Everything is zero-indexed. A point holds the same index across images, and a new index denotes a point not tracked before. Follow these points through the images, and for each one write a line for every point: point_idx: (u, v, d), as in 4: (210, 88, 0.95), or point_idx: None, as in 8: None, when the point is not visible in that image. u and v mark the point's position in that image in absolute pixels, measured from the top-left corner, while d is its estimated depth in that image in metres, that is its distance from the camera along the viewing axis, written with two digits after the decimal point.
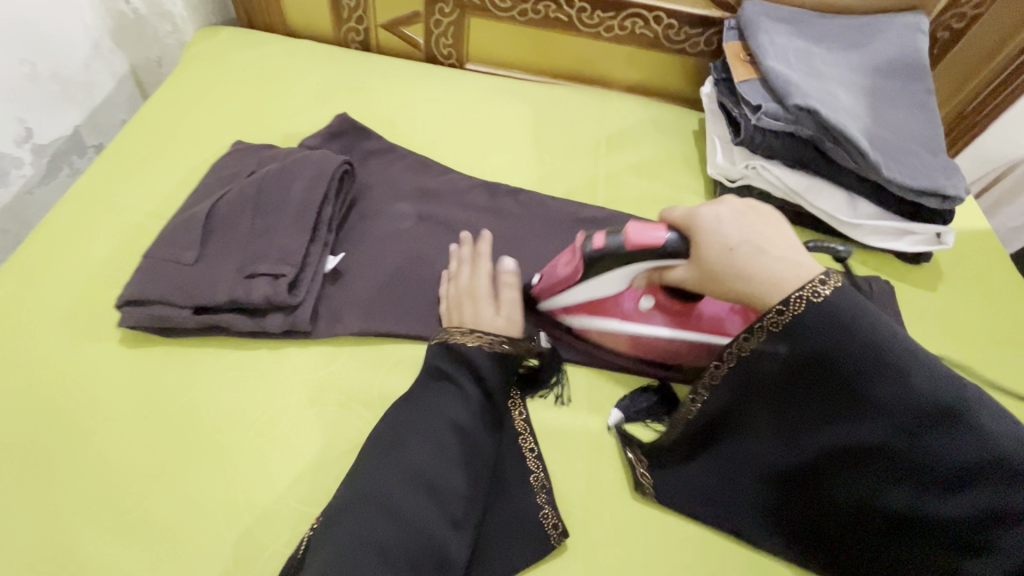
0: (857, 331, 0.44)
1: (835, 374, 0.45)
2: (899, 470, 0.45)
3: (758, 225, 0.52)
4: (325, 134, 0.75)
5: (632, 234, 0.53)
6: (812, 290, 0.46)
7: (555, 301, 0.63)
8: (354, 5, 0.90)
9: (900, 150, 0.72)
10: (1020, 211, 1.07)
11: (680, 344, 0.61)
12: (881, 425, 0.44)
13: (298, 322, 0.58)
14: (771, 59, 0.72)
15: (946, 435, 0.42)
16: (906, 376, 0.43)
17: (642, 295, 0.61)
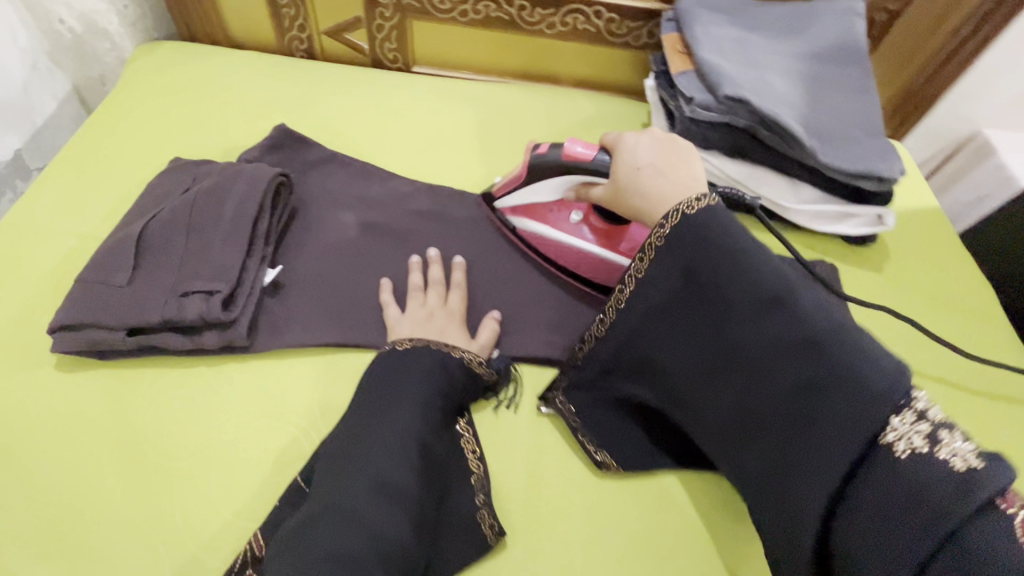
0: (715, 235, 0.48)
1: (701, 279, 0.49)
2: (753, 365, 0.46)
3: (673, 154, 0.58)
4: (264, 146, 0.75)
5: (568, 149, 0.63)
6: (688, 204, 0.50)
7: (506, 202, 0.72)
8: (294, 14, 0.89)
9: (837, 135, 0.72)
10: (972, 185, 1.06)
11: (597, 261, 0.68)
12: (740, 322, 0.47)
13: (234, 339, 0.58)
14: (705, 51, 0.72)
15: (778, 326, 0.45)
16: (755, 269, 0.47)
17: (576, 211, 0.69)
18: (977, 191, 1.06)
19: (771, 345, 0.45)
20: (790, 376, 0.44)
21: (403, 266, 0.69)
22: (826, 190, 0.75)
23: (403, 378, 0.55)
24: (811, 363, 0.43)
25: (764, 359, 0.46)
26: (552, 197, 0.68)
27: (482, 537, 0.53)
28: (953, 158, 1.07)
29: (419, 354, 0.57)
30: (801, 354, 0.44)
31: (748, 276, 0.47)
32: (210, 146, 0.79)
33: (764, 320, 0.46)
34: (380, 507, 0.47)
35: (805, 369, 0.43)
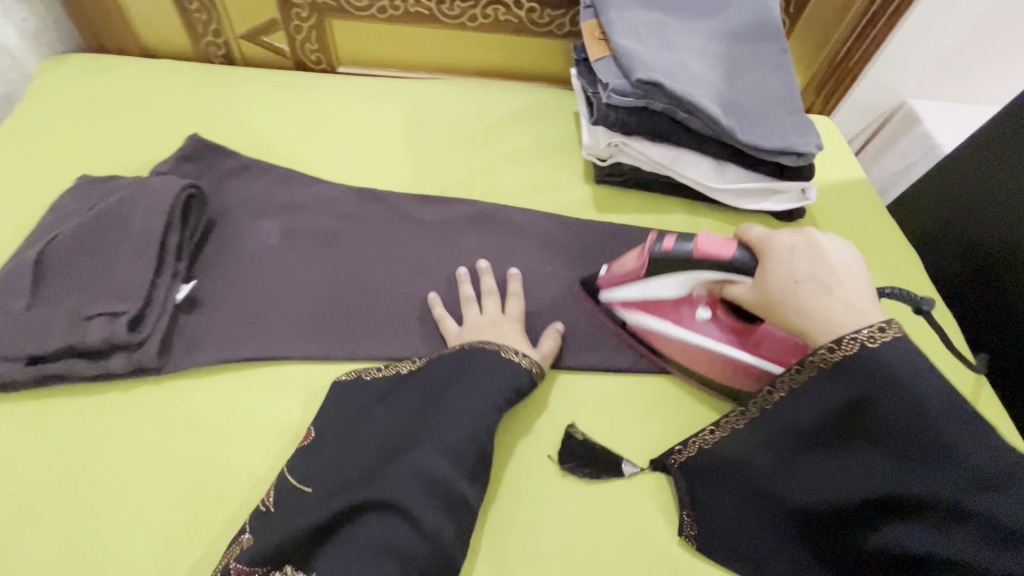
0: (901, 372, 0.45)
1: (879, 421, 0.46)
2: (922, 518, 0.45)
3: (843, 266, 0.53)
4: (177, 158, 0.72)
5: (702, 243, 0.57)
6: (869, 335, 0.47)
7: (613, 293, 0.66)
8: (206, 19, 0.86)
9: (757, 112, 0.72)
10: (901, 153, 1.09)
11: (727, 363, 0.61)
12: (926, 482, 0.44)
13: (144, 360, 0.56)
14: (620, 36, 0.72)
15: (976, 489, 0.43)
16: (952, 435, 0.43)
17: (701, 305, 0.63)
18: (906, 157, 1.09)
19: (960, 516, 0.43)
20: (968, 553, 0.42)
21: (328, 272, 0.68)
22: (752, 168, 0.75)
23: (465, 377, 0.56)
24: (1004, 550, 0.41)
25: (943, 521, 0.44)
26: (673, 293, 0.62)
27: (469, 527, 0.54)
28: (884, 130, 1.10)
29: (481, 360, 0.57)
30: (995, 536, 0.42)
31: (952, 440, 0.44)
32: (123, 162, 0.76)
33: (960, 493, 0.43)
34: (434, 505, 0.49)
35: (980, 537, 0.42)
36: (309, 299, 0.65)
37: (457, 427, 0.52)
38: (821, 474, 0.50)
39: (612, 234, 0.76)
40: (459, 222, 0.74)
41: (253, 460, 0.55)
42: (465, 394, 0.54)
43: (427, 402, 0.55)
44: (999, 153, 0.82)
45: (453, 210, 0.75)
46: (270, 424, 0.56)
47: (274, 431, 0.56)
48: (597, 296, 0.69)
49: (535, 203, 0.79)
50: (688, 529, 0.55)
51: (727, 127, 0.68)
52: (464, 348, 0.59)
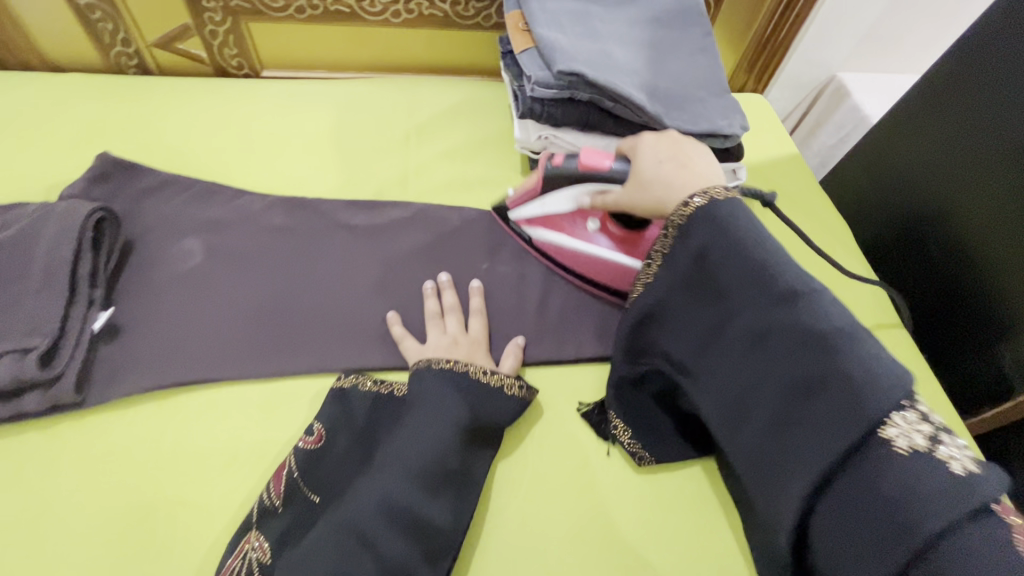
0: (716, 216, 0.49)
1: (717, 268, 0.49)
2: (758, 354, 0.47)
3: (697, 159, 0.60)
4: (87, 179, 0.69)
5: (585, 158, 0.63)
6: (713, 192, 0.51)
7: (518, 212, 0.71)
8: (113, 28, 0.82)
9: (682, 96, 0.73)
10: (835, 125, 1.11)
11: (619, 269, 0.66)
12: (750, 317, 0.47)
13: (61, 397, 0.53)
14: (541, 27, 0.71)
15: (794, 310, 0.45)
16: (761, 276, 0.47)
17: (593, 220, 0.67)
18: (840, 130, 1.10)
19: (786, 337, 0.45)
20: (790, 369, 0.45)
21: (259, 287, 0.66)
22: None
23: (426, 398, 0.55)
24: (794, 311, 0.45)
25: (769, 353, 0.46)
26: (565, 207, 0.67)
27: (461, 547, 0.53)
28: (817, 103, 1.13)
29: (448, 382, 0.56)
30: (816, 346, 0.43)
31: (751, 260, 0.47)
32: (29, 187, 0.72)
33: (775, 312, 0.46)
34: (414, 514, 0.50)
35: (802, 345, 0.44)
36: (240, 317, 0.63)
37: (418, 449, 0.52)
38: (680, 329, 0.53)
39: None
40: (394, 226, 0.73)
41: (186, 490, 0.53)
42: (428, 418, 0.53)
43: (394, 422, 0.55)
44: (908, 128, 0.86)
45: (387, 214, 0.74)
46: (204, 450, 0.55)
47: (208, 456, 0.54)
48: (507, 217, 0.73)
49: (470, 200, 0.78)
50: (637, 454, 0.58)
51: (652, 113, 0.68)
52: (432, 370, 0.57)
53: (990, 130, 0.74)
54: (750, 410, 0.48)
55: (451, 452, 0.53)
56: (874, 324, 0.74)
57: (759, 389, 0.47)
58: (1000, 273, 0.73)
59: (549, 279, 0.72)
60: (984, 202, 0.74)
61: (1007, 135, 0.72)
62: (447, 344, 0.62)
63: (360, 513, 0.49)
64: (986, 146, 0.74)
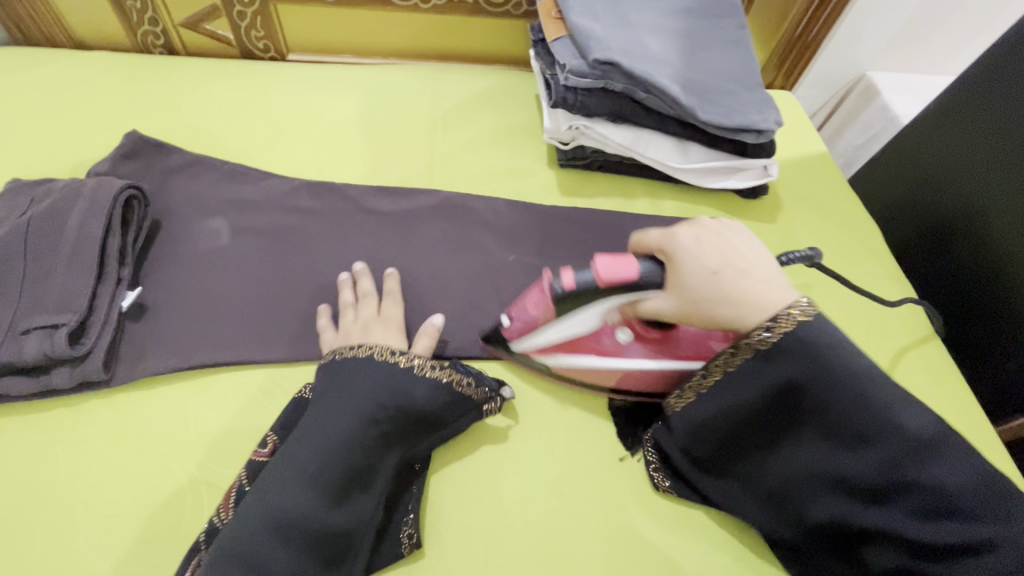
0: (816, 350, 0.47)
1: (823, 404, 0.47)
2: (875, 493, 0.47)
3: (740, 251, 0.52)
4: (114, 157, 0.68)
5: (603, 271, 0.51)
6: (788, 316, 0.47)
7: (525, 343, 0.58)
8: (141, 6, 0.81)
9: (716, 90, 0.72)
10: (863, 126, 1.10)
11: (663, 376, 0.57)
12: (869, 461, 0.47)
13: (89, 373, 0.53)
14: (576, 15, 0.70)
15: (921, 464, 0.46)
16: (873, 420, 0.46)
17: (619, 328, 0.57)
18: (868, 131, 1.09)
19: (912, 481, 0.46)
20: (919, 519, 0.46)
21: (284, 271, 0.65)
22: (715, 146, 0.75)
23: (333, 395, 0.51)
24: (920, 466, 0.46)
25: (895, 499, 0.47)
26: (588, 325, 0.56)
27: (398, 552, 0.51)
28: (843, 105, 1.12)
29: (355, 369, 0.53)
30: (941, 493, 0.45)
31: (865, 402, 0.47)
32: (56, 163, 0.72)
33: (897, 463, 0.46)
34: (307, 511, 0.47)
35: (928, 504, 0.46)
36: (266, 301, 0.63)
37: (314, 452, 0.48)
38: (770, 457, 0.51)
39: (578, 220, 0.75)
40: (421, 213, 0.72)
41: (210, 472, 0.52)
42: (329, 419, 0.50)
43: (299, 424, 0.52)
44: (936, 132, 0.85)
45: (415, 202, 0.73)
46: (230, 432, 0.54)
47: (234, 437, 0.54)
48: (505, 347, 0.60)
49: (497, 190, 0.78)
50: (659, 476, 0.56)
51: (687, 105, 0.67)
52: (336, 358, 0.54)
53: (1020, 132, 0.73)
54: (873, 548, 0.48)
55: (352, 452, 0.49)
56: (902, 328, 0.73)
57: (879, 526, 0.47)
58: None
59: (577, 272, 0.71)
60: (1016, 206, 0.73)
61: None
62: (358, 326, 0.59)
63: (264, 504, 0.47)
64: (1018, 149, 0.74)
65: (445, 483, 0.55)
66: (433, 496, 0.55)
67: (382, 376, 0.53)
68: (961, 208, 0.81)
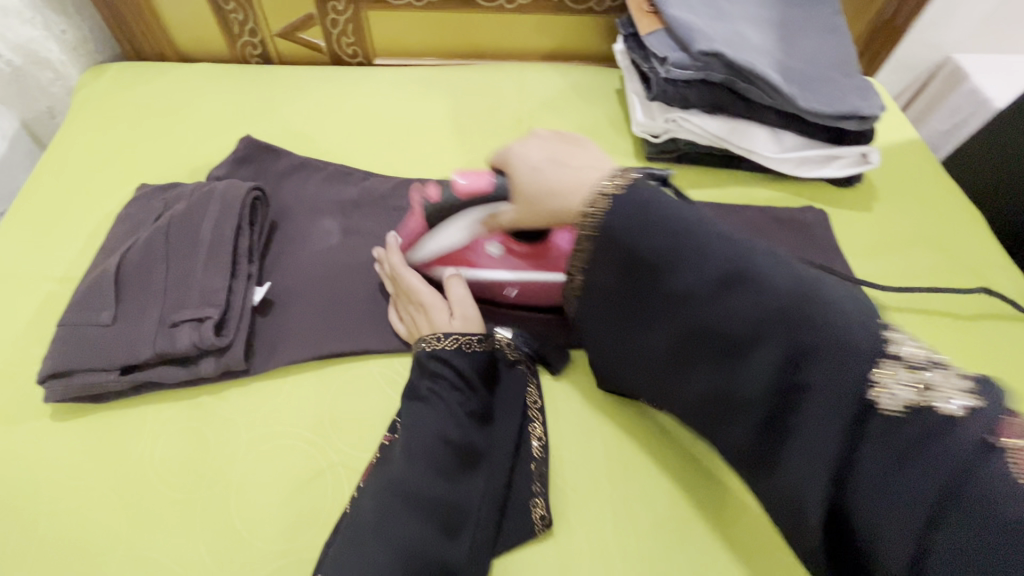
0: (645, 211, 0.46)
1: (653, 253, 0.45)
2: (730, 343, 0.42)
3: (561, 146, 0.55)
4: (231, 162, 0.72)
5: (459, 185, 0.55)
6: (608, 185, 0.48)
7: (412, 260, 0.62)
8: (243, 19, 0.85)
9: (815, 77, 0.71)
10: (949, 109, 1.06)
11: (533, 286, 0.62)
12: (704, 304, 0.43)
13: (231, 363, 0.57)
14: (673, 9, 0.70)
15: (736, 296, 0.41)
16: (690, 262, 0.43)
17: (490, 242, 0.61)
18: (956, 114, 1.05)
19: (736, 323, 0.41)
20: (762, 360, 0.39)
21: None
22: (808, 135, 0.75)
23: (422, 388, 0.53)
24: (737, 298, 0.41)
25: (726, 348, 0.42)
26: (463, 241, 0.59)
27: (531, 530, 0.52)
28: (926, 88, 1.08)
29: (433, 360, 0.54)
30: (774, 323, 0.39)
31: (680, 245, 0.44)
32: (176, 169, 0.77)
33: (722, 300, 0.42)
34: (437, 488, 0.49)
35: (758, 331, 0.40)
36: (380, 294, 0.65)
37: (418, 431, 0.50)
38: (638, 333, 0.48)
39: None
40: None
41: (348, 455, 0.55)
42: (436, 402, 0.52)
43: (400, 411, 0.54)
44: None
45: None
46: (363, 418, 0.57)
47: (366, 423, 0.57)
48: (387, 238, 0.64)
49: None
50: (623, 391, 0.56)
51: (788, 94, 0.67)
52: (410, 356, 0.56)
53: None
54: (732, 412, 0.42)
55: (461, 433, 0.51)
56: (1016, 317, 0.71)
57: (736, 370, 0.41)
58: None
59: None
60: None
61: None
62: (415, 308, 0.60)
63: (395, 487, 0.48)
64: None
65: (565, 464, 0.57)
66: (556, 478, 0.56)
67: (456, 372, 0.54)
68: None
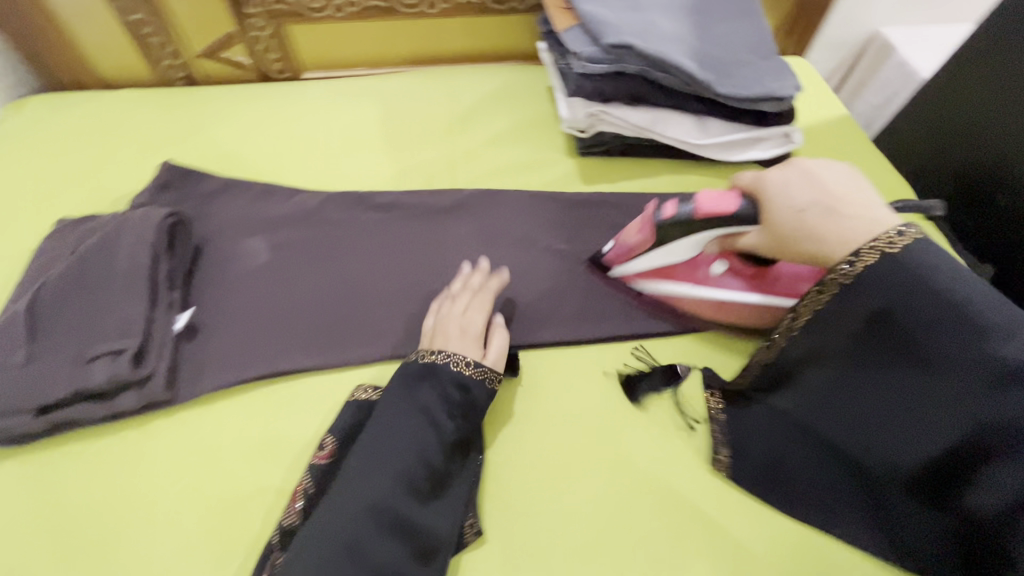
0: (908, 276, 0.48)
1: (910, 321, 0.49)
2: (957, 415, 0.47)
3: (844, 187, 0.55)
4: (153, 188, 0.71)
5: (701, 202, 0.57)
6: (887, 239, 0.50)
7: (625, 268, 0.66)
8: (161, 42, 0.83)
9: (732, 62, 0.72)
10: (881, 84, 1.07)
11: (749, 310, 0.63)
12: (958, 379, 0.47)
13: (153, 394, 0.56)
14: (585, 3, 0.70)
15: (994, 392, 0.45)
16: (983, 354, 0.46)
17: (716, 261, 0.62)
18: (887, 88, 1.07)
19: (1019, 419, 0.44)
20: (997, 445, 0.46)
21: (324, 281, 0.67)
22: (732, 118, 0.75)
23: (396, 410, 0.54)
24: (990, 394, 0.45)
25: (996, 438, 0.45)
26: (685, 255, 0.62)
27: (463, 540, 0.52)
28: (860, 64, 1.10)
29: (416, 392, 0.55)
30: (1002, 389, 0.45)
31: (937, 313, 0.47)
32: (99, 199, 0.75)
33: (983, 386, 0.46)
34: (404, 502, 0.50)
35: (995, 421, 0.45)
36: (310, 311, 0.65)
37: (393, 454, 0.51)
38: (862, 393, 0.53)
39: (606, 201, 0.75)
40: (448, 213, 0.73)
41: (275, 479, 0.54)
42: (423, 421, 0.53)
43: (363, 431, 0.54)
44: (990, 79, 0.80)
45: (440, 202, 0.74)
46: (293, 439, 0.56)
47: (294, 444, 0.56)
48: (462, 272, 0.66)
49: (520, 184, 0.79)
50: (714, 417, 0.59)
51: (704, 80, 0.68)
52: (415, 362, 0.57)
53: None
54: (919, 467, 0.51)
55: (435, 450, 0.53)
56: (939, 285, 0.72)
57: (952, 454, 0.48)
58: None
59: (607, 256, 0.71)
60: None
61: None
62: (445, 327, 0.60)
63: (358, 501, 0.49)
64: None
65: (500, 469, 0.57)
66: (491, 484, 0.56)
67: (457, 389, 0.55)
68: (1000, 153, 0.79)
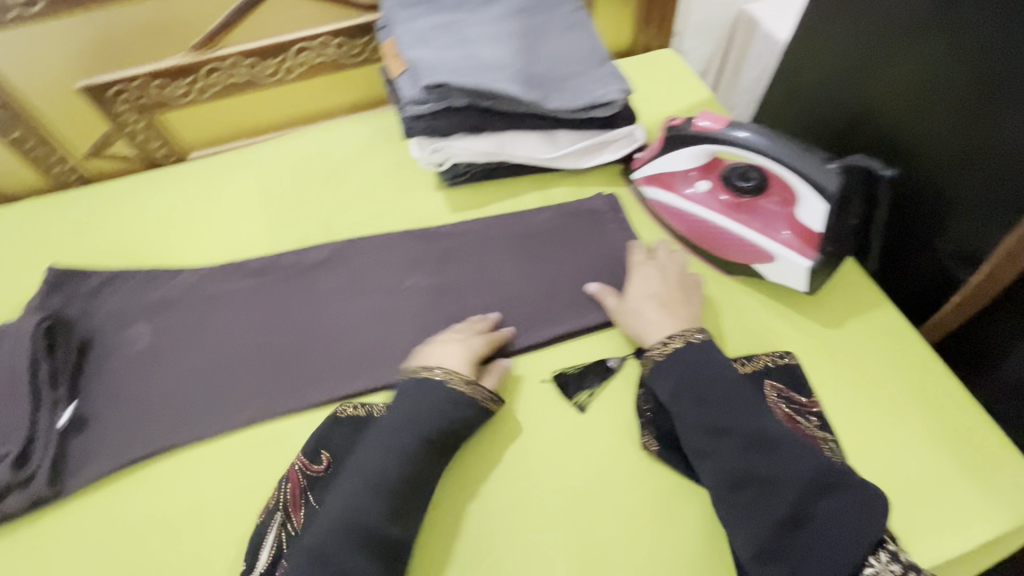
0: (697, 372, 0.60)
1: (695, 401, 0.58)
2: (746, 475, 0.54)
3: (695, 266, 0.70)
4: (41, 293, 0.75)
5: (701, 119, 0.70)
6: (688, 335, 0.63)
7: (645, 171, 0.78)
8: (45, 151, 0.88)
9: (558, 76, 0.75)
10: (754, 57, 1.09)
11: (718, 227, 0.72)
12: (738, 443, 0.55)
13: (38, 491, 0.60)
14: (409, 48, 0.74)
15: (767, 457, 0.55)
16: (751, 433, 0.56)
17: (705, 180, 0.75)
18: (760, 62, 1.08)
19: (771, 480, 0.53)
20: (775, 504, 0.53)
21: (202, 355, 0.70)
22: (575, 128, 0.79)
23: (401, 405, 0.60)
24: (762, 457, 0.55)
25: (764, 500, 0.53)
26: (688, 164, 0.74)
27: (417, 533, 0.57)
28: (734, 43, 1.12)
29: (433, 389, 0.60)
30: (763, 449, 0.55)
31: (723, 401, 0.58)
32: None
33: (752, 447, 0.55)
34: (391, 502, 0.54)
35: (763, 481, 0.54)
36: (189, 386, 0.68)
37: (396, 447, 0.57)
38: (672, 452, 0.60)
39: (472, 228, 0.79)
40: (319, 266, 0.77)
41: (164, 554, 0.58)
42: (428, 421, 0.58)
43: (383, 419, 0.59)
44: (814, 50, 0.84)
45: (313, 257, 0.78)
46: (180, 511, 0.60)
47: (175, 516, 0.60)
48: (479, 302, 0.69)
49: (391, 225, 0.82)
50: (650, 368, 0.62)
51: (529, 100, 0.71)
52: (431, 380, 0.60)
53: (925, 51, 0.67)
54: (730, 530, 0.54)
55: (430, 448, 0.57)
56: None
57: (747, 515, 0.53)
58: (942, 154, 0.68)
59: (472, 283, 0.74)
60: (944, 115, 0.67)
61: (943, 44, 0.65)
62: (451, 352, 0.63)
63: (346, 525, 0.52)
64: (927, 58, 0.67)
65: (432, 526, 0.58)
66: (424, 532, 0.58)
67: (460, 410, 0.59)
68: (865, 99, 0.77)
